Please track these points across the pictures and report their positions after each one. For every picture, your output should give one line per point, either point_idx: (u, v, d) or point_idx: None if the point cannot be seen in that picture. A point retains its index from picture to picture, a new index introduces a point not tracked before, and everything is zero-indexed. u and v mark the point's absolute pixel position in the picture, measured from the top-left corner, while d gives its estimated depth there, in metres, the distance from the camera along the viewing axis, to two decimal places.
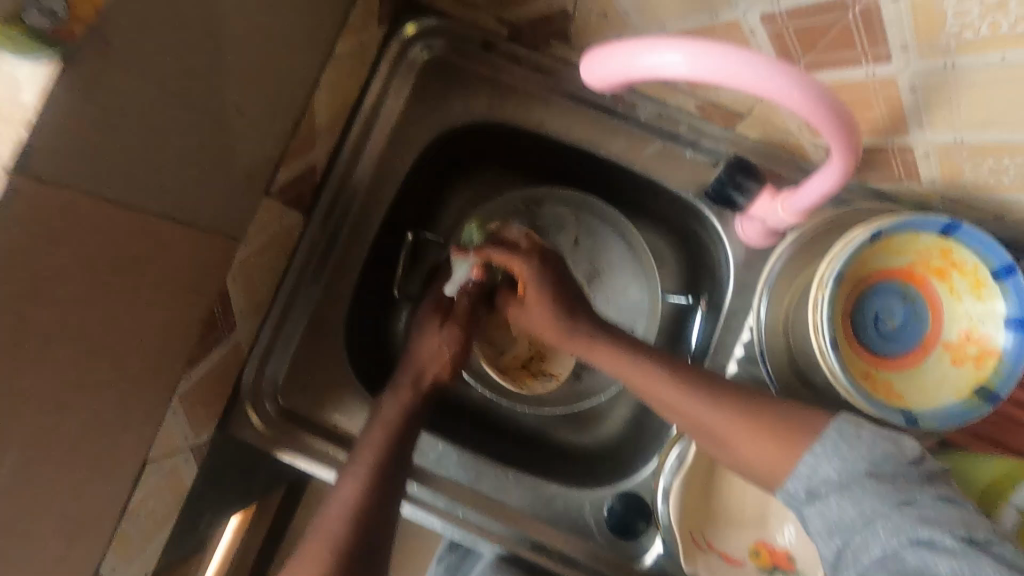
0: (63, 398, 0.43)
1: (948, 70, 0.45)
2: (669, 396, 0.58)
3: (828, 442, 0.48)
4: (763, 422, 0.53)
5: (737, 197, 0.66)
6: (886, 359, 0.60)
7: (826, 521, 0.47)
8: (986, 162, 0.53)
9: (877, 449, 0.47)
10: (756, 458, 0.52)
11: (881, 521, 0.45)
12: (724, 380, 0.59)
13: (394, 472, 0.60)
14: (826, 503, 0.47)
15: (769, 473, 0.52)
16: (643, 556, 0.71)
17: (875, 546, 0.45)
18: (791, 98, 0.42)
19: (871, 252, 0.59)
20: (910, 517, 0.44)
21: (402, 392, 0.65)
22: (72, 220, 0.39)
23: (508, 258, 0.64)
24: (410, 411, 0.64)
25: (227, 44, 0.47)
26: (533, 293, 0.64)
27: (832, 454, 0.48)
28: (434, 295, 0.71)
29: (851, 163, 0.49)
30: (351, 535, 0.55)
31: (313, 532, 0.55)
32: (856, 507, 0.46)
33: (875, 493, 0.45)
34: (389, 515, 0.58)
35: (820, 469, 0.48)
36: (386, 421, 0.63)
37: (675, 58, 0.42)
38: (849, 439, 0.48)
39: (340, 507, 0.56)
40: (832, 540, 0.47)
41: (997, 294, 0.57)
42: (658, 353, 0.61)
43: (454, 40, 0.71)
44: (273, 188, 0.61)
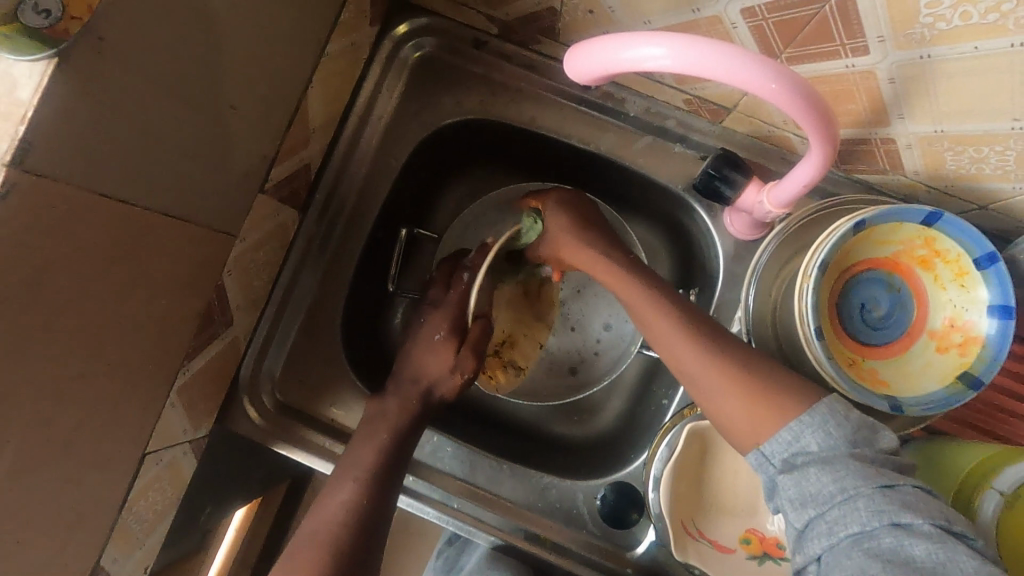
0: (60, 389, 0.44)
1: (924, 60, 0.46)
2: (676, 347, 0.59)
3: (817, 415, 0.50)
4: (763, 392, 0.54)
5: (724, 189, 0.66)
6: (872, 348, 0.61)
7: (802, 491, 0.47)
8: (966, 152, 0.54)
9: (859, 431, 0.49)
10: (742, 418, 0.54)
11: (860, 498, 0.45)
12: (737, 342, 0.59)
13: (390, 473, 0.62)
14: (804, 474, 0.48)
15: (753, 435, 0.53)
16: (636, 545, 0.71)
17: (851, 521, 0.45)
18: (769, 90, 0.43)
19: (856, 242, 0.60)
20: (891, 500, 0.44)
21: (407, 392, 0.67)
22: (67, 213, 0.40)
23: (540, 196, 0.72)
24: (415, 414, 0.66)
25: (218, 44, 0.48)
26: (552, 220, 0.70)
27: (816, 427, 0.49)
28: (450, 313, 0.71)
29: (829, 153, 0.49)
30: (343, 530, 0.57)
31: (304, 534, 0.57)
32: (836, 483, 0.46)
33: (856, 471, 0.46)
34: (385, 515, 0.60)
35: (802, 439, 0.50)
36: (392, 423, 0.65)
37: (656, 50, 0.43)
38: (836, 417, 0.49)
39: (339, 508, 0.58)
40: (805, 511, 0.47)
41: (980, 282, 0.57)
42: (676, 303, 0.62)
43: (446, 39, 0.72)
44: (268, 184, 0.62)
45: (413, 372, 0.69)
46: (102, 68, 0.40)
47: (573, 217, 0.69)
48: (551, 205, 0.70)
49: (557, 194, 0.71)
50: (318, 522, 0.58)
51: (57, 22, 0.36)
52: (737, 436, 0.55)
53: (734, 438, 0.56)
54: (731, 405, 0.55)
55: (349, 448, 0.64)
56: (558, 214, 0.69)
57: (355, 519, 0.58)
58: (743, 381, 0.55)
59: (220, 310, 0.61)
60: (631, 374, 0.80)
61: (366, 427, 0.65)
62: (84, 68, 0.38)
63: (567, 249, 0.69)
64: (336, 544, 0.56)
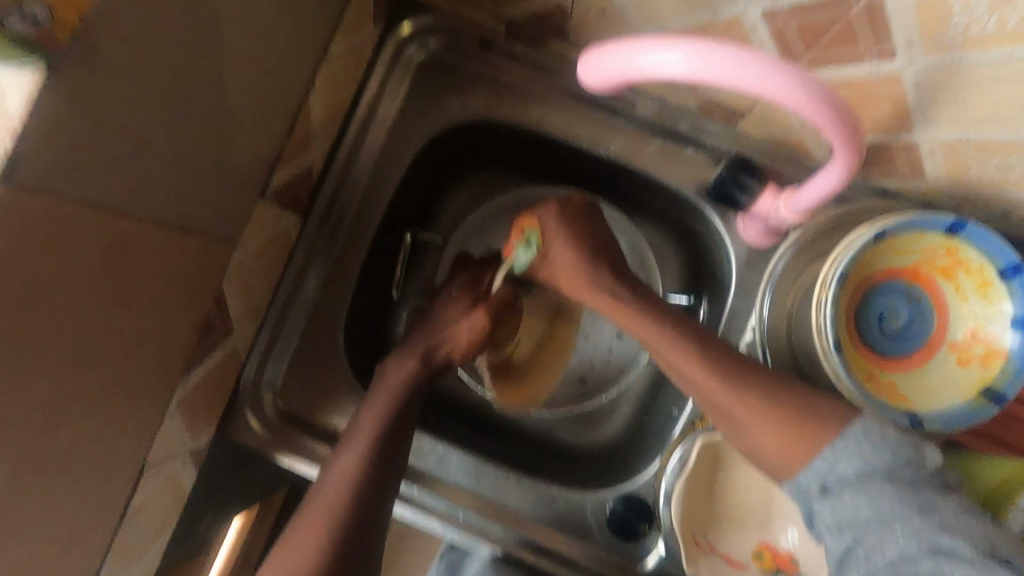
0: (57, 407, 0.43)
1: (955, 66, 0.44)
2: (723, 400, 0.56)
3: (851, 439, 0.49)
4: (797, 420, 0.52)
5: (740, 196, 0.65)
6: (890, 360, 0.60)
7: (838, 517, 0.47)
8: (993, 160, 0.52)
9: (897, 454, 0.47)
10: (772, 448, 0.53)
11: (899, 524, 0.44)
12: (774, 378, 0.56)
13: (392, 450, 0.60)
14: (840, 500, 0.47)
15: (786, 466, 0.52)
16: (645, 557, 0.70)
17: (889, 548, 0.44)
18: (792, 98, 0.41)
19: (876, 252, 0.58)
20: (930, 523, 0.44)
21: (409, 360, 0.65)
22: (61, 226, 0.38)
23: (533, 214, 0.67)
24: (415, 379, 0.64)
25: (218, 47, 0.47)
26: (557, 250, 0.65)
27: (853, 453, 0.48)
28: (462, 279, 0.71)
29: (854, 160, 0.47)
30: (345, 512, 0.55)
31: (313, 499, 0.57)
32: (873, 507, 0.45)
33: (895, 497, 0.45)
34: (387, 494, 0.59)
35: (838, 465, 0.49)
36: (392, 389, 0.63)
37: (674, 57, 0.41)
38: (873, 440, 0.48)
39: (343, 479, 0.57)
40: (842, 537, 0.47)
41: (1004, 294, 0.55)
42: (713, 343, 0.59)
43: (452, 38, 0.70)
44: (268, 191, 0.60)
45: (431, 340, 0.67)
46: (97, 76, 0.38)
47: (579, 246, 0.64)
48: (547, 223, 0.65)
49: (552, 209, 0.66)
50: (323, 493, 0.57)
51: (44, 29, 0.34)
52: (771, 462, 0.53)
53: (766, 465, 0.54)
54: (773, 445, 0.52)
55: (352, 419, 0.62)
56: (562, 243, 0.65)
57: (356, 499, 0.56)
58: (772, 412, 0.53)
59: (220, 319, 0.60)
60: (640, 380, 0.79)
61: (378, 389, 0.64)
62: (78, 74, 0.36)
63: (570, 285, 0.65)
64: (339, 519, 0.55)
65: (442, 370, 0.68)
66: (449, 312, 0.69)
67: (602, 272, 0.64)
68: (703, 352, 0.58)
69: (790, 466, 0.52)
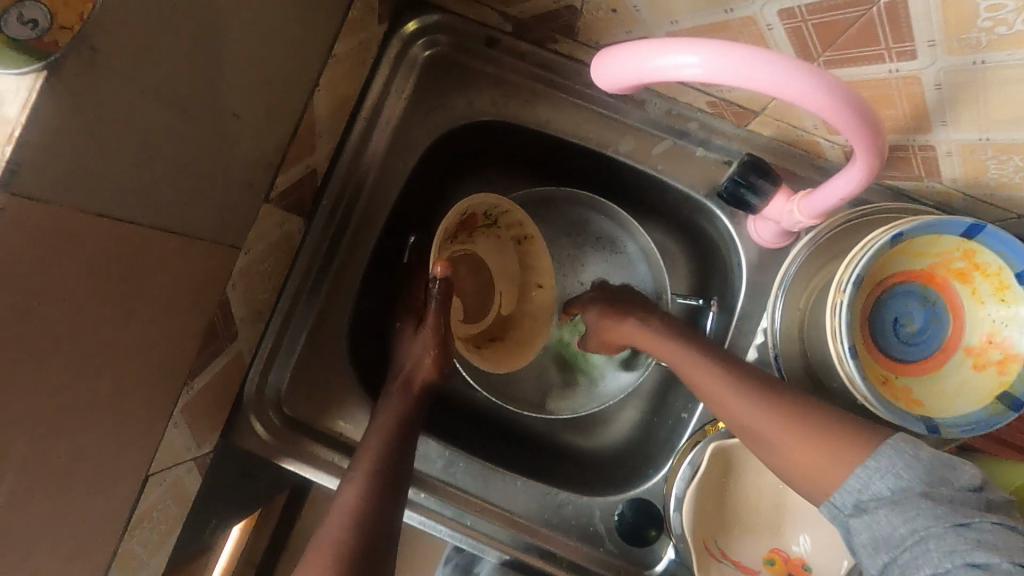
0: (60, 418, 0.42)
1: (977, 67, 0.43)
2: (743, 414, 0.57)
3: (883, 458, 0.47)
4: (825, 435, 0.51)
5: (750, 198, 0.64)
6: (906, 365, 0.59)
7: (874, 536, 0.45)
8: (1011, 161, 0.50)
9: (933, 469, 0.45)
10: (805, 466, 0.52)
11: (932, 539, 0.42)
12: (792, 394, 0.57)
13: (396, 477, 0.59)
14: (874, 518, 0.45)
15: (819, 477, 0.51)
16: (655, 564, 0.69)
17: (924, 565, 0.42)
18: (815, 102, 0.40)
19: (889, 255, 0.57)
20: (965, 539, 0.42)
21: (394, 400, 0.65)
22: (59, 235, 0.37)
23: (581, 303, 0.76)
24: (405, 416, 0.64)
25: (221, 47, 0.45)
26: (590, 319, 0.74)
27: (884, 470, 0.46)
28: (410, 307, 0.73)
29: (874, 164, 0.46)
30: (349, 539, 0.54)
31: (318, 538, 0.55)
32: (907, 524, 0.43)
33: (929, 511, 0.43)
34: (392, 524, 0.57)
35: (872, 485, 0.47)
36: (385, 426, 0.63)
37: (692, 59, 0.40)
38: (903, 455, 0.46)
39: (344, 510, 0.56)
40: (879, 555, 0.45)
41: (1022, 297, 0.54)
42: (738, 368, 0.61)
43: (458, 37, 0.69)
44: (273, 194, 0.59)
45: (399, 376, 0.67)
46: (99, 79, 0.37)
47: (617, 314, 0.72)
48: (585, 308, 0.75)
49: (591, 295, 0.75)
50: (329, 522, 0.56)
51: (44, 34, 0.34)
52: (806, 481, 0.52)
53: (795, 475, 0.53)
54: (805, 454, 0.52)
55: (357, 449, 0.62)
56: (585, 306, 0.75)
57: (360, 525, 0.55)
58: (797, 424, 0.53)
59: (224, 325, 0.59)
60: (648, 382, 0.78)
61: (379, 419, 0.63)
62: (76, 79, 0.35)
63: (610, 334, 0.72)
64: (342, 547, 0.53)
65: (428, 395, 0.67)
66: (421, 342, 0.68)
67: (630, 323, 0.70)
68: (729, 377, 0.60)
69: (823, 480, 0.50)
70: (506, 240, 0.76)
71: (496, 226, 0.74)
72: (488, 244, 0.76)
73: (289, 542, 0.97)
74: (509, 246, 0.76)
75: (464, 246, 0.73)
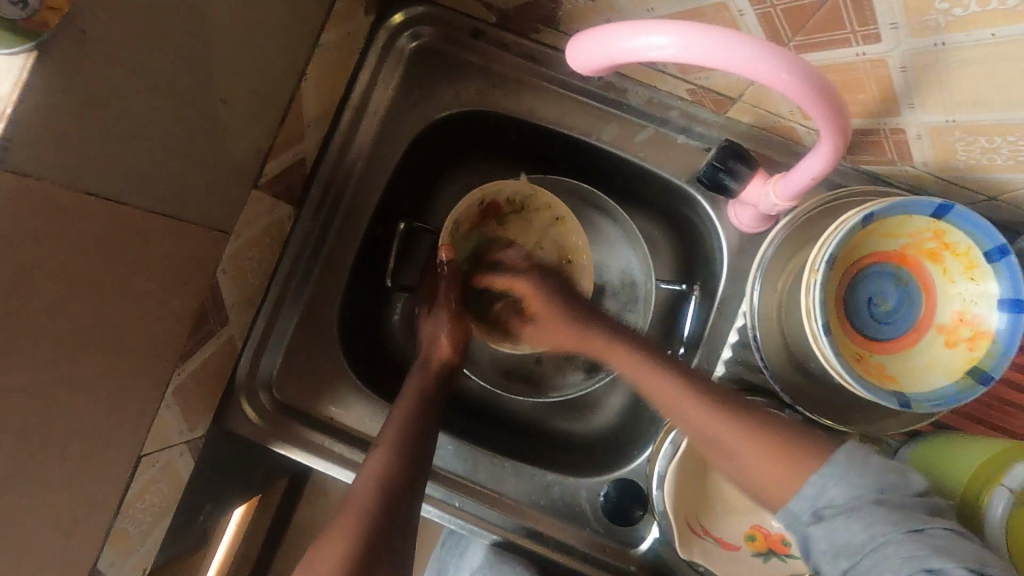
0: (53, 393, 0.43)
1: (938, 48, 0.45)
2: (687, 413, 0.56)
3: (837, 464, 0.46)
4: (770, 442, 0.51)
5: (729, 181, 0.66)
6: (879, 343, 0.60)
7: (833, 543, 0.44)
8: (978, 142, 0.52)
9: (883, 476, 0.45)
10: (759, 467, 0.50)
11: (891, 544, 0.42)
12: (753, 408, 0.55)
13: (420, 447, 0.60)
14: (832, 525, 0.44)
15: (764, 480, 0.50)
16: (639, 542, 0.71)
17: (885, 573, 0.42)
18: (780, 81, 0.42)
19: (862, 236, 0.59)
20: (920, 544, 0.42)
21: (419, 376, 0.67)
22: (50, 213, 0.39)
23: (511, 280, 0.72)
24: (428, 392, 0.65)
25: (207, 34, 0.47)
26: (541, 309, 0.70)
27: (840, 478, 0.46)
28: (426, 289, 0.74)
29: (841, 143, 0.48)
30: (376, 501, 0.55)
31: (348, 497, 0.56)
32: (865, 530, 0.43)
33: (884, 517, 0.43)
34: (417, 492, 0.58)
35: (826, 491, 0.46)
36: (411, 398, 0.64)
37: (663, 40, 0.41)
38: (856, 464, 0.46)
39: (372, 473, 0.57)
40: (838, 563, 0.44)
41: (990, 274, 0.56)
42: (703, 383, 0.58)
43: (445, 28, 0.71)
44: (262, 180, 0.60)
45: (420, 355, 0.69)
46: (88, 61, 0.38)
47: (563, 304, 0.69)
48: (518, 275, 0.72)
49: (530, 275, 0.71)
50: (359, 485, 0.57)
51: (33, 14, 0.34)
52: (759, 489, 0.51)
53: (748, 480, 0.52)
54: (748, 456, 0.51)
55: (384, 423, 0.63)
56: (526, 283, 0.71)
57: (388, 490, 0.56)
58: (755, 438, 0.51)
59: (215, 309, 0.60)
60: None
61: (406, 392, 0.65)
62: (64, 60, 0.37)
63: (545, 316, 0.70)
64: (371, 508, 0.54)
65: (450, 377, 0.69)
66: (434, 325, 0.70)
67: (579, 304, 0.70)
68: (671, 372, 0.59)
69: (770, 485, 0.49)
70: (541, 224, 0.77)
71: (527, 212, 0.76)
72: (524, 230, 0.77)
73: (286, 528, 0.99)
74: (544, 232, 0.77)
75: (494, 232, 0.76)
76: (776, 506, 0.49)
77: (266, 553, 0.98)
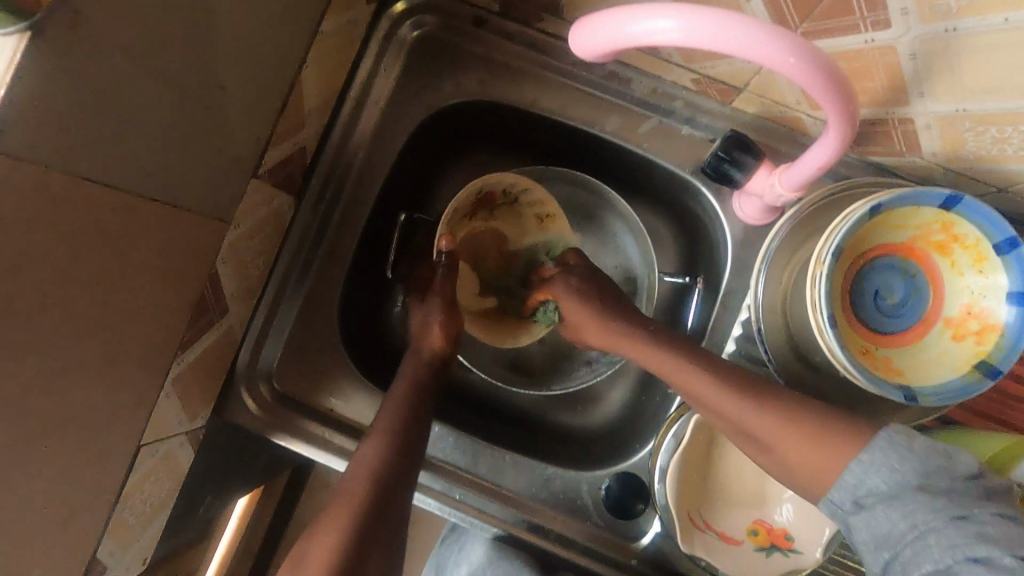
0: (49, 380, 0.43)
1: (949, 34, 0.44)
2: (706, 394, 0.58)
3: (876, 450, 0.47)
4: (807, 426, 0.52)
5: (734, 172, 0.64)
6: (885, 336, 0.60)
7: (873, 533, 0.45)
8: (988, 132, 0.51)
9: (928, 462, 0.45)
10: (801, 455, 0.51)
11: (932, 533, 0.42)
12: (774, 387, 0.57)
13: (411, 442, 0.60)
14: (873, 514, 0.45)
15: (811, 467, 0.51)
16: (640, 536, 0.70)
17: (926, 560, 0.42)
18: (786, 65, 0.41)
19: (869, 227, 0.58)
20: (964, 532, 0.41)
21: (411, 367, 0.66)
22: (44, 197, 0.38)
23: (543, 290, 0.71)
24: (421, 383, 0.65)
25: (204, 19, 0.46)
26: (573, 311, 0.68)
27: (880, 465, 0.46)
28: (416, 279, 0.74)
29: (848, 131, 0.47)
30: (369, 496, 0.56)
31: (340, 489, 0.57)
32: (906, 518, 0.43)
33: (926, 504, 0.43)
34: (409, 486, 0.59)
35: (867, 479, 0.47)
36: (401, 389, 0.64)
37: (666, 23, 0.40)
38: (898, 449, 0.46)
39: (364, 467, 0.58)
40: (880, 553, 0.45)
41: (999, 267, 0.55)
42: (714, 359, 0.60)
43: (447, 17, 0.70)
44: (261, 169, 0.60)
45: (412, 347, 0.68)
46: (81, 44, 0.38)
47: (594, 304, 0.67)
48: (556, 285, 0.70)
49: (562, 280, 0.70)
50: (351, 479, 0.57)
51: None
52: (801, 475, 0.52)
53: (787, 467, 0.53)
54: (789, 452, 0.52)
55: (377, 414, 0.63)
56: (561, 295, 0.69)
57: (379, 486, 0.57)
58: (785, 422, 0.53)
59: (215, 299, 0.59)
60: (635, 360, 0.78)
61: (398, 383, 0.64)
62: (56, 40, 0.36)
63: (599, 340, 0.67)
64: (362, 504, 0.55)
65: (443, 368, 0.68)
66: (425, 314, 0.69)
67: (624, 312, 0.67)
68: (695, 360, 0.60)
69: (812, 475, 0.51)
70: (530, 218, 0.76)
71: (517, 204, 0.75)
72: (512, 223, 0.76)
73: (289, 520, 0.99)
74: (530, 225, 0.76)
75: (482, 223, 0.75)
76: (818, 490, 0.51)
77: (268, 545, 0.98)
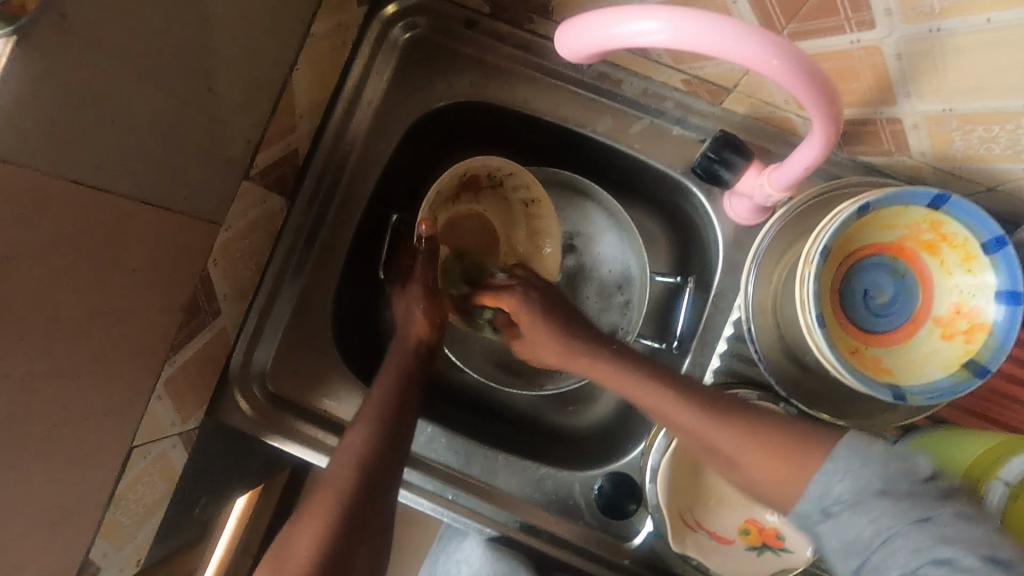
0: (40, 381, 0.43)
1: (934, 34, 0.44)
2: (666, 408, 0.58)
3: (837, 459, 0.47)
4: (769, 441, 0.52)
5: (723, 172, 0.65)
6: (875, 335, 0.60)
7: (842, 541, 0.45)
8: (975, 131, 0.51)
9: (888, 464, 0.45)
10: (765, 474, 0.51)
11: (897, 538, 0.42)
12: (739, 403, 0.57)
13: (397, 430, 0.61)
14: (839, 522, 0.45)
15: (776, 484, 0.51)
16: (633, 536, 0.70)
17: (893, 566, 0.42)
18: (770, 66, 0.41)
19: (857, 227, 0.58)
20: (927, 535, 0.41)
21: (398, 355, 0.66)
22: (32, 199, 0.39)
23: (496, 298, 0.68)
24: (408, 370, 0.65)
25: (193, 21, 0.46)
26: (527, 324, 0.67)
27: (842, 473, 0.46)
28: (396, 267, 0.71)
29: (833, 131, 0.47)
30: (353, 487, 0.57)
31: (325, 478, 0.58)
32: (870, 524, 0.43)
33: (890, 509, 0.43)
34: (393, 476, 0.59)
35: (831, 488, 0.46)
36: (388, 378, 0.64)
37: (651, 25, 0.41)
38: (860, 456, 0.46)
39: (348, 456, 0.58)
40: (851, 561, 0.45)
41: (988, 267, 0.56)
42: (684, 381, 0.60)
43: (437, 19, 0.70)
44: (253, 171, 0.60)
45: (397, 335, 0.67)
46: (68, 47, 0.38)
47: (550, 320, 0.66)
48: (514, 292, 0.67)
49: (518, 291, 0.67)
50: (334, 468, 0.58)
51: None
52: (766, 492, 0.52)
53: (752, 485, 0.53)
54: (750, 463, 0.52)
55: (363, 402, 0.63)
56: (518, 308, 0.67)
57: (362, 477, 0.57)
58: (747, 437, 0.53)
59: (206, 301, 0.60)
60: None
61: (385, 370, 0.64)
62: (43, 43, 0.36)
63: (557, 358, 0.67)
64: (345, 495, 0.56)
65: (429, 355, 0.68)
66: (409, 302, 0.68)
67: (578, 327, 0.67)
68: (655, 377, 0.61)
69: (774, 488, 0.51)
70: (513, 204, 0.76)
71: (503, 188, 0.75)
72: (496, 209, 0.77)
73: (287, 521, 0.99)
74: (514, 212, 0.77)
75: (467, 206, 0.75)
76: (784, 509, 0.51)
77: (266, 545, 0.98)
